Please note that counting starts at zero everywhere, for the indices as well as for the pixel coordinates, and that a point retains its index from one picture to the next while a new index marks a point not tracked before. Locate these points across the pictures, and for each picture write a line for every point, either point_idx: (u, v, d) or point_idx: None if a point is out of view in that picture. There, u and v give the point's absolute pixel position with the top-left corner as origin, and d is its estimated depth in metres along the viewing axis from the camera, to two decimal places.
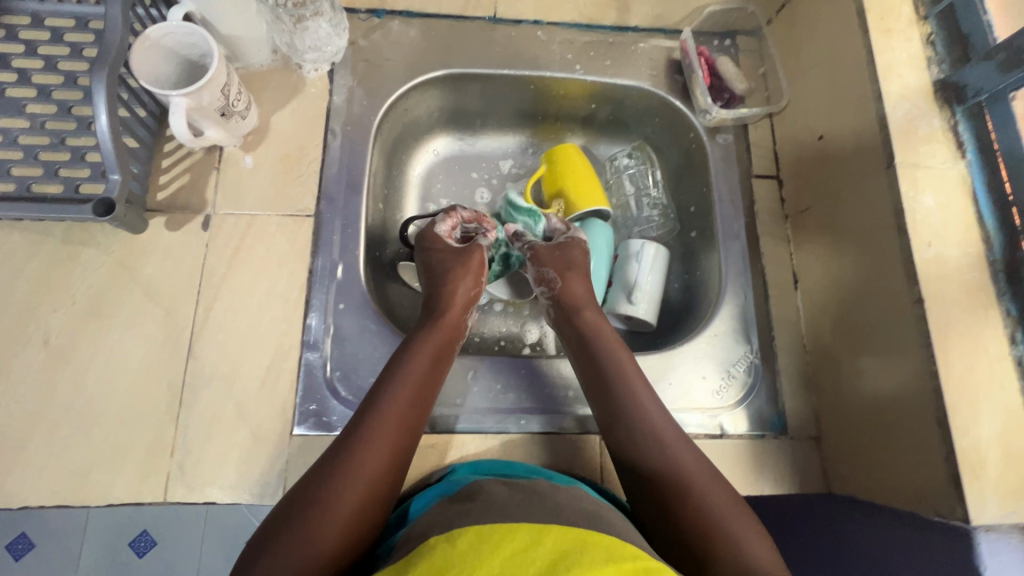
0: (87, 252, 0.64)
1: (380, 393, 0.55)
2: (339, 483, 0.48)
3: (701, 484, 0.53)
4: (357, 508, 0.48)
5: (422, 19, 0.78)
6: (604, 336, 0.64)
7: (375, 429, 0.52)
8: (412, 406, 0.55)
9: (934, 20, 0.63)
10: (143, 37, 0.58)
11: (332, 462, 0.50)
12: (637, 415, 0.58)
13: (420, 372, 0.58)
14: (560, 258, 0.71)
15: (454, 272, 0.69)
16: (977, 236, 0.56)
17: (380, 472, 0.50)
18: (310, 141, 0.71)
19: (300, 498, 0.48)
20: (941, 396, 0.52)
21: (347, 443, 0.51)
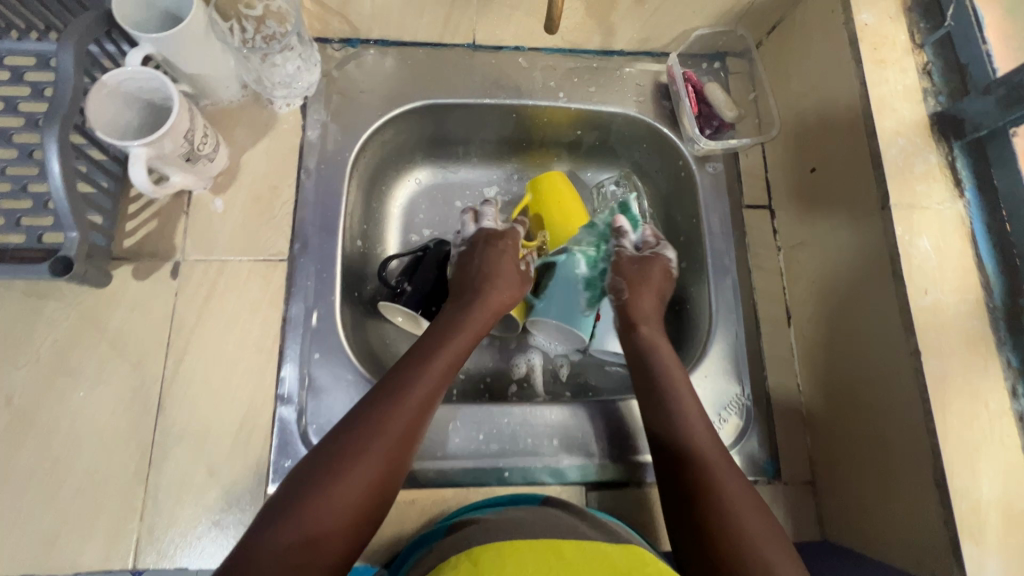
0: (52, 306, 0.61)
1: (400, 385, 0.55)
2: (348, 468, 0.48)
3: (729, 495, 0.53)
4: (360, 498, 0.47)
5: (398, 47, 0.74)
6: (660, 349, 0.65)
7: (389, 418, 0.52)
8: (428, 403, 0.55)
9: (931, 48, 0.60)
10: (100, 84, 0.56)
11: (342, 445, 0.49)
12: (676, 423, 0.59)
13: (443, 370, 0.58)
14: (634, 267, 0.71)
15: (492, 273, 0.68)
16: (977, 282, 0.54)
17: (387, 464, 0.50)
18: (283, 180, 0.69)
19: (305, 478, 0.47)
20: (939, 456, 0.49)
21: (357, 430, 0.50)
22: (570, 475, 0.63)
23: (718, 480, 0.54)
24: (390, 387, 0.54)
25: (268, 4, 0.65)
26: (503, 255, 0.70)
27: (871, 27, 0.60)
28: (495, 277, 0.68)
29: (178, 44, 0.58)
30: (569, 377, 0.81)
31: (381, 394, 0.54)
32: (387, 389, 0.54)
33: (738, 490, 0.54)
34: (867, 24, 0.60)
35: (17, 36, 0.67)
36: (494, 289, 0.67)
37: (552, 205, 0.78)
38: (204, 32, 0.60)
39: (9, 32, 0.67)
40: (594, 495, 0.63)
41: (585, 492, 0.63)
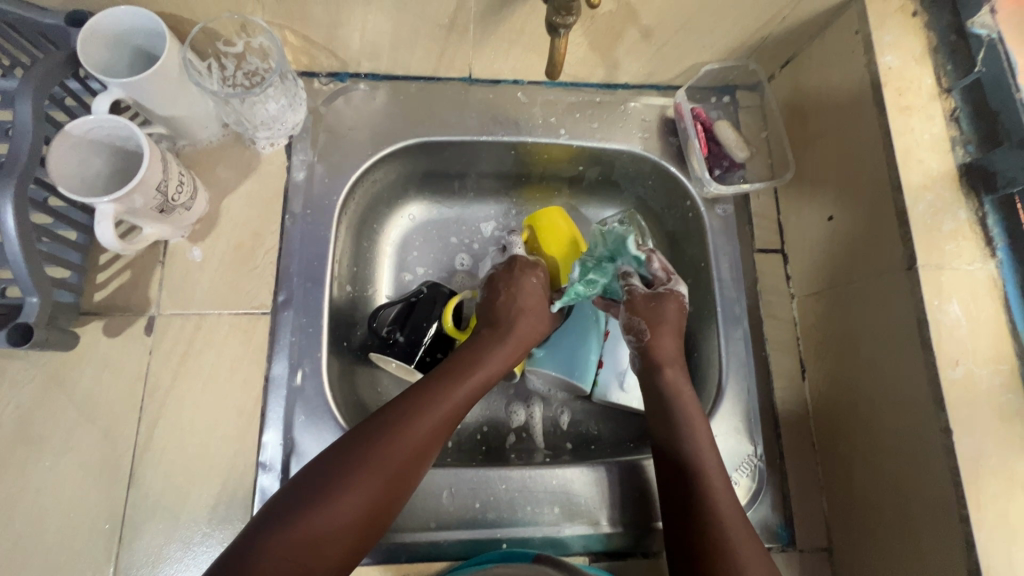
0: (16, 366, 0.57)
1: (417, 402, 0.53)
2: (353, 481, 0.48)
3: (740, 552, 0.50)
4: (360, 515, 0.47)
5: (390, 81, 0.70)
6: (682, 394, 0.60)
7: (403, 435, 0.51)
8: (444, 426, 0.54)
9: (958, 93, 0.56)
10: (64, 135, 0.51)
11: (352, 457, 0.49)
12: (692, 468, 0.56)
13: (463, 394, 0.56)
14: (654, 304, 0.64)
15: (527, 299, 0.66)
16: (1011, 351, 0.50)
17: (393, 484, 0.49)
18: (267, 226, 0.65)
19: (311, 485, 0.47)
20: (973, 546, 0.46)
21: (369, 440, 0.50)
22: (572, 543, 0.60)
23: (732, 536, 0.51)
24: (409, 401, 0.54)
25: (248, 41, 0.60)
26: (538, 284, 0.67)
27: (894, 70, 0.56)
28: (529, 305, 0.65)
29: (150, 88, 0.54)
30: (570, 427, 0.75)
31: (399, 407, 0.53)
32: (406, 402, 0.53)
33: (748, 545, 0.50)
34: (891, 67, 0.57)
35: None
36: (526, 319, 0.65)
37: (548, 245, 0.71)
38: (179, 73, 0.56)
39: None
40: (599, 563, 0.60)
41: (590, 561, 0.60)
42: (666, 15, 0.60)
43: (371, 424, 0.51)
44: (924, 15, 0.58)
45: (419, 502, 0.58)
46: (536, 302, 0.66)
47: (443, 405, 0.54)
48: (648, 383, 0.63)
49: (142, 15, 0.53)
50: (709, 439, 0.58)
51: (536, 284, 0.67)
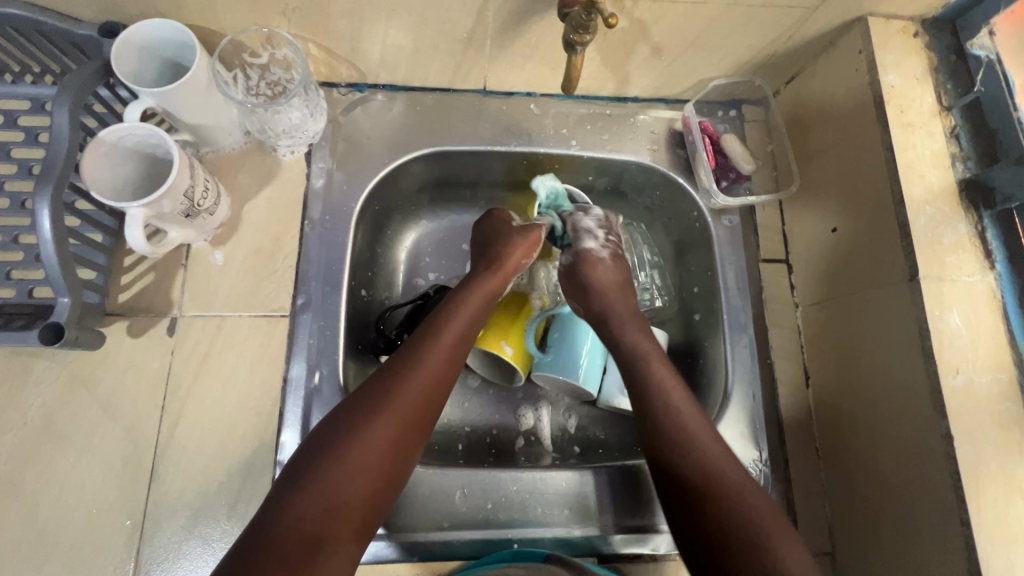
0: (42, 364, 0.59)
1: (415, 348, 0.55)
2: (370, 429, 0.49)
3: (744, 502, 0.48)
4: (379, 472, 0.48)
5: (407, 92, 0.72)
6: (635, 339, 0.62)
7: (403, 389, 0.52)
8: (444, 376, 0.55)
9: (958, 112, 0.58)
10: (97, 142, 0.53)
11: (356, 418, 0.49)
12: (672, 420, 0.54)
13: (457, 332, 0.58)
14: (579, 272, 0.68)
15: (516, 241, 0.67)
16: (1010, 360, 0.52)
17: (405, 433, 0.50)
18: (287, 232, 0.66)
19: (327, 443, 0.48)
20: (973, 549, 0.47)
21: (373, 395, 0.51)
22: (582, 545, 0.61)
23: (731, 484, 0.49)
24: (405, 358, 0.54)
25: (273, 53, 0.63)
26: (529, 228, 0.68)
27: (897, 89, 0.59)
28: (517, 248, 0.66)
29: (180, 97, 0.56)
30: (577, 431, 0.77)
31: (397, 366, 0.53)
32: (401, 361, 0.54)
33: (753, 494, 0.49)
34: (893, 85, 0.59)
35: (11, 79, 0.64)
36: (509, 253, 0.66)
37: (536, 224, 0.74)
38: (208, 83, 0.58)
39: (4, 74, 0.63)
40: (608, 564, 0.62)
41: (599, 561, 0.62)
42: (676, 33, 0.62)
43: (370, 386, 0.52)
44: (926, 36, 0.61)
45: (432, 502, 0.60)
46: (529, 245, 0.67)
47: (438, 356, 0.55)
48: (615, 336, 0.63)
49: (174, 27, 0.56)
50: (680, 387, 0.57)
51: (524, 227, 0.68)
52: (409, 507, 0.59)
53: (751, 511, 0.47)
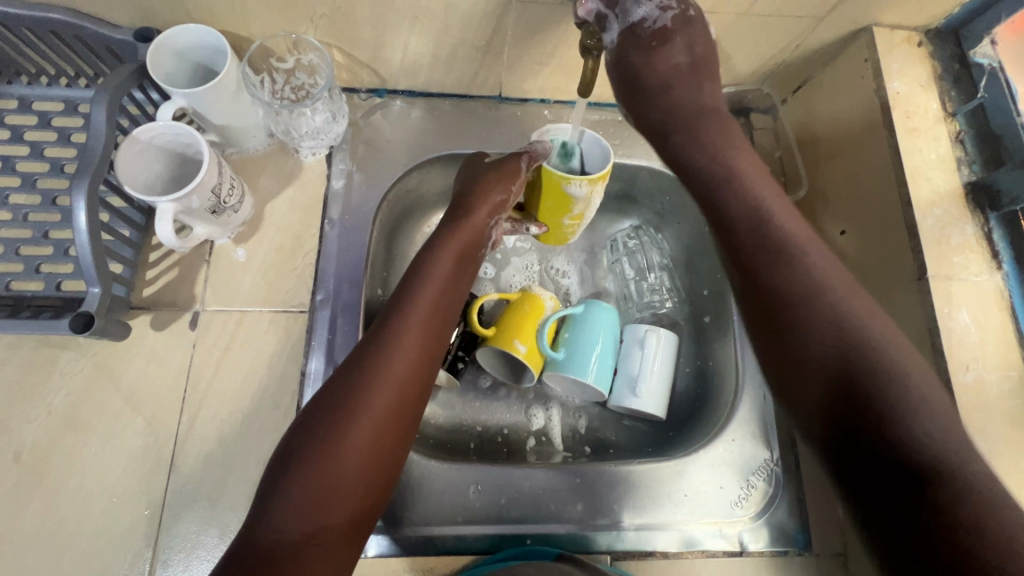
0: (67, 356, 0.60)
1: (388, 332, 0.53)
2: (348, 426, 0.47)
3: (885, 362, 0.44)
4: (363, 476, 0.47)
5: (425, 98, 0.74)
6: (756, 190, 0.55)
7: (371, 389, 0.49)
8: (417, 367, 0.52)
9: (963, 117, 0.60)
10: (131, 140, 0.56)
11: (328, 425, 0.47)
12: (820, 301, 0.48)
13: (429, 306, 0.56)
14: (637, 86, 0.60)
15: (490, 188, 0.64)
16: (1018, 358, 0.52)
17: (388, 421, 0.49)
18: (307, 230, 0.68)
19: (305, 447, 0.46)
20: None
21: (348, 390, 0.49)
22: (594, 542, 0.61)
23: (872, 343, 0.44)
24: (372, 354, 0.51)
25: (299, 58, 0.65)
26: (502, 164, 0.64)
27: (902, 95, 0.60)
28: (492, 194, 0.64)
29: (211, 100, 0.59)
30: (587, 432, 0.77)
31: (364, 364, 0.51)
32: (369, 359, 0.51)
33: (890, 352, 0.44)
34: (899, 92, 0.61)
35: (47, 82, 0.67)
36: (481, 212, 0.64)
37: (550, 193, 0.64)
38: (237, 86, 0.60)
39: (40, 78, 0.67)
40: (620, 560, 0.61)
41: (611, 560, 0.61)
42: None
43: (337, 384, 0.50)
44: (929, 46, 0.63)
45: (446, 496, 0.60)
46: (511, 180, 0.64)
47: (407, 348, 0.52)
48: (718, 166, 0.57)
49: (207, 33, 0.58)
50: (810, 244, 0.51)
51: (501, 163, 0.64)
52: (424, 502, 0.60)
53: (886, 368, 0.43)
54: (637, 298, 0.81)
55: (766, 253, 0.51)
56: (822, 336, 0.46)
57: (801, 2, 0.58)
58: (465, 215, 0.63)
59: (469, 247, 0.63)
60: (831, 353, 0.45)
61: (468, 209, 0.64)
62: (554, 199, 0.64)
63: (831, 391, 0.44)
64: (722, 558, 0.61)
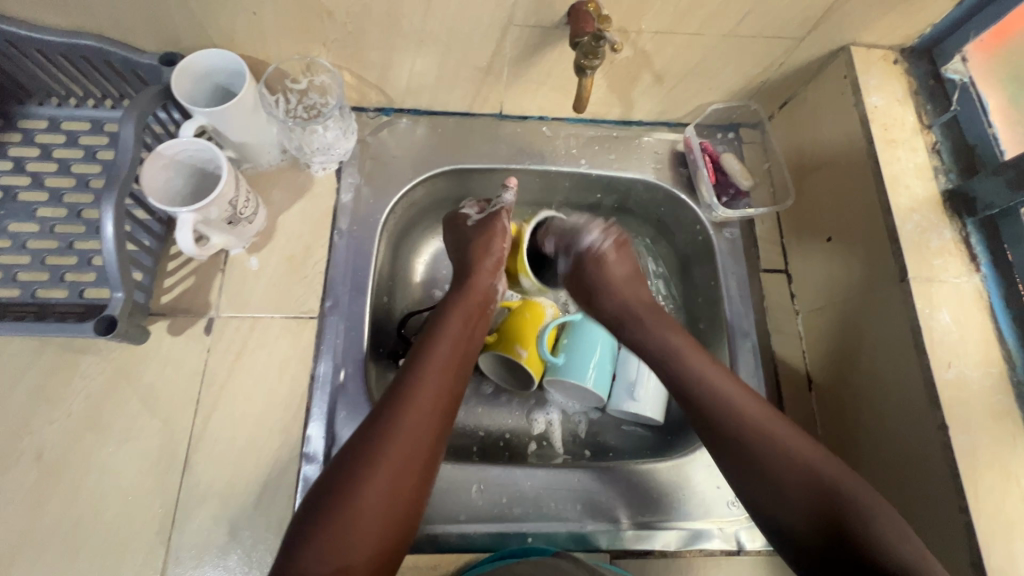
0: (87, 359, 0.63)
1: (405, 385, 0.56)
2: (366, 477, 0.49)
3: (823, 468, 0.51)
4: (383, 524, 0.49)
5: (429, 116, 0.79)
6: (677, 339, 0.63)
7: (388, 442, 0.51)
8: (434, 418, 0.55)
9: (938, 129, 0.64)
10: (156, 155, 0.60)
11: (349, 474, 0.50)
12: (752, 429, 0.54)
13: (444, 361, 0.59)
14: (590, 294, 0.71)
15: (490, 257, 0.70)
16: (998, 355, 0.55)
17: (404, 472, 0.51)
18: (318, 240, 0.72)
19: (326, 494, 0.49)
20: (973, 535, 0.49)
21: (367, 442, 0.51)
22: (594, 539, 0.62)
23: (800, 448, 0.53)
24: (389, 406, 0.54)
25: (312, 79, 0.70)
26: (495, 240, 0.71)
27: (880, 109, 0.64)
28: (490, 263, 0.70)
29: (229, 117, 0.62)
30: (587, 436, 0.79)
31: (383, 416, 0.53)
32: (387, 411, 0.54)
33: (832, 466, 0.52)
34: (877, 106, 0.64)
35: (76, 103, 0.72)
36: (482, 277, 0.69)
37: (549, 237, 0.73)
38: (254, 105, 0.64)
39: (69, 99, 0.72)
40: (620, 559, 0.63)
41: (611, 557, 0.62)
42: (676, 62, 0.68)
43: (359, 437, 0.52)
44: (904, 64, 0.67)
45: (450, 495, 0.62)
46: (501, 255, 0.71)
47: (423, 402, 0.55)
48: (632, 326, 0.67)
49: (228, 57, 0.63)
50: (737, 384, 0.59)
51: (496, 238, 0.71)
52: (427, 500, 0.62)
53: (824, 467, 0.51)
54: None
55: (693, 382, 0.59)
56: (764, 447, 0.53)
57: (781, 24, 0.63)
58: (473, 277, 0.69)
59: (478, 306, 0.66)
60: (748, 452, 0.54)
61: (472, 274, 0.69)
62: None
63: (806, 500, 0.50)
64: (720, 558, 0.63)
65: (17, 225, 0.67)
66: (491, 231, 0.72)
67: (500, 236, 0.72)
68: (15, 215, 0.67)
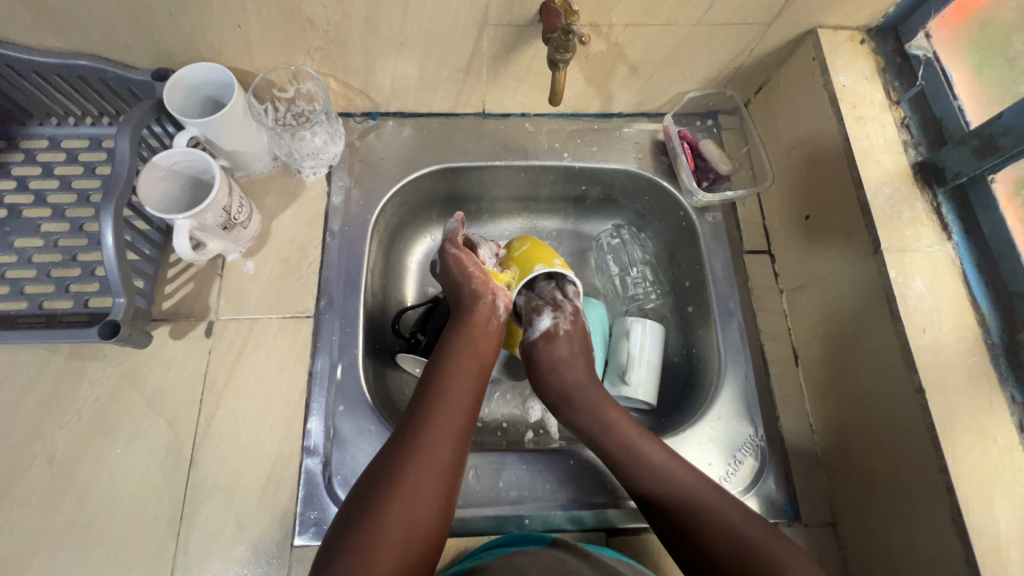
0: (94, 365, 0.65)
1: (421, 411, 0.56)
2: (388, 501, 0.49)
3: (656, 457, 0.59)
4: (409, 541, 0.48)
5: (414, 118, 0.81)
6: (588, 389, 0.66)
7: (407, 465, 0.52)
8: (453, 442, 0.55)
9: (907, 104, 0.65)
10: (153, 165, 0.63)
11: (378, 497, 0.50)
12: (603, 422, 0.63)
13: (455, 383, 0.59)
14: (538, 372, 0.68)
15: (473, 278, 0.68)
16: (972, 319, 0.56)
17: (426, 493, 0.51)
18: (311, 242, 0.74)
19: (351, 517, 0.49)
20: (953, 493, 0.50)
21: (388, 468, 0.52)
22: (591, 520, 0.64)
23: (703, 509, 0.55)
24: (408, 432, 0.54)
25: (299, 87, 0.73)
26: (463, 265, 0.69)
27: (848, 88, 0.66)
28: (478, 282, 0.67)
29: (221, 127, 0.65)
30: None
31: (402, 441, 0.54)
32: (409, 438, 0.54)
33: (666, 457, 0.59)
34: (845, 85, 0.66)
35: (75, 122, 0.75)
36: (476, 303, 0.66)
37: (524, 263, 0.72)
38: (244, 115, 0.67)
39: (68, 118, 0.75)
40: (615, 538, 0.64)
41: (606, 537, 0.64)
42: (649, 53, 0.70)
43: (380, 463, 0.53)
44: (870, 43, 0.69)
45: None
46: (484, 273, 0.69)
47: (440, 425, 0.55)
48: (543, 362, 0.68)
49: (219, 70, 0.66)
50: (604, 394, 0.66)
51: (464, 262, 0.69)
52: None
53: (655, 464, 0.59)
54: (624, 292, 0.85)
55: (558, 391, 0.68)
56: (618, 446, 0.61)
57: (747, 10, 0.64)
58: (475, 298, 0.67)
59: (482, 331, 0.65)
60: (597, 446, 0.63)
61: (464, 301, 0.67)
62: (519, 272, 0.72)
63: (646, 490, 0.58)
64: None
65: (22, 240, 0.69)
66: (459, 264, 0.69)
67: (467, 258, 0.70)
68: (20, 231, 0.70)
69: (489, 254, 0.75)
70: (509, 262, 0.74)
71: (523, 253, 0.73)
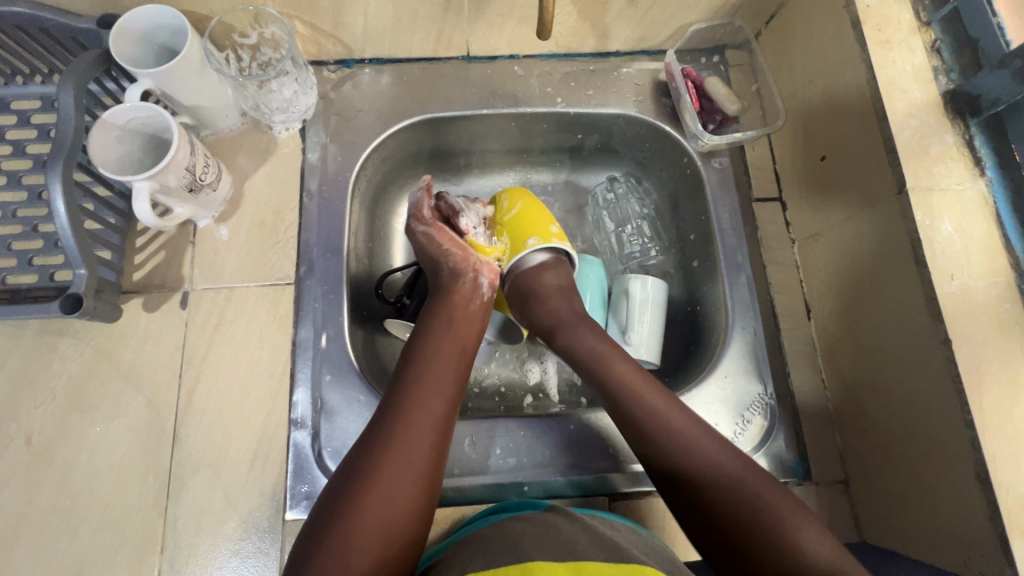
0: (66, 342, 0.62)
1: (400, 396, 0.53)
2: (365, 493, 0.47)
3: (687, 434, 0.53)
4: (389, 531, 0.46)
5: (393, 64, 0.74)
6: (601, 350, 0.60)
7: (384, 454, 0.49)
8: (435, 428, 0.51)
9: (937, 25, 0.58)
10: (104, 123, 0.57)
11: (354, 489, 0.47)
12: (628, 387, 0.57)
13: (435, 366, 0.55)
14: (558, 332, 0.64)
15: (450, 256, 0.64)
16: (1006, 263, 0.51)
17: (405, 482, 0.48)
18: (288, 204, 0.69)
19: (331, 505, 0.47)
20: (979, 448, 0.47)
21: (365, 458, 0.49)
22: (593, 485, 0.62)
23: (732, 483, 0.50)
24: (386, 418, 0.51)
25: (262, 32, 0.66)
26: (435, 242, 0.65)
27: (873, 9, 0.59)
28: (458, 259, 0.64)
29: (175, 78, 0.59)
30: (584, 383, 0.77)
31: (381, 428, 0.50)
32: (384, 428, 0.50)
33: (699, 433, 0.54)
34: (870, 6, 0.59)
35: (23, 80, 0.69)
36: (454, 279, 0.63)
37: (516, 230, 0.69)
38: (200, 63, 0.60)
39: (16, 77, 0.69)
40: (619, 503, 0.62)
41: (609, 501, 0.62)
42: None
43: (358, 452, 0.50)
44: None
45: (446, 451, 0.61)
46: (463, 248, 0.65)
47: (420, 409, 0.52)
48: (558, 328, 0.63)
49: (168, 13, 0.59)
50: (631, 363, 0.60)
51: (438, 239, 0.64)
52: None
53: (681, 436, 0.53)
54: (621, 250, 0.80)
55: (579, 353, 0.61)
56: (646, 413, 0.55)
57: None
58: (453, 275, 0.63)
59: (463, 309, 0.61)
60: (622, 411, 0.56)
61: (443, 278, 0.64)
62: (510, 244, 0.68)
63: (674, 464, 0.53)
64: None
65: None
66: (431, 238, 0.65)
67: (441, 235, 0.65)
68: None
69: (474, 222, 0.68)
70: (500, 229, 0.70)
71: (515, 219, 0.69)
